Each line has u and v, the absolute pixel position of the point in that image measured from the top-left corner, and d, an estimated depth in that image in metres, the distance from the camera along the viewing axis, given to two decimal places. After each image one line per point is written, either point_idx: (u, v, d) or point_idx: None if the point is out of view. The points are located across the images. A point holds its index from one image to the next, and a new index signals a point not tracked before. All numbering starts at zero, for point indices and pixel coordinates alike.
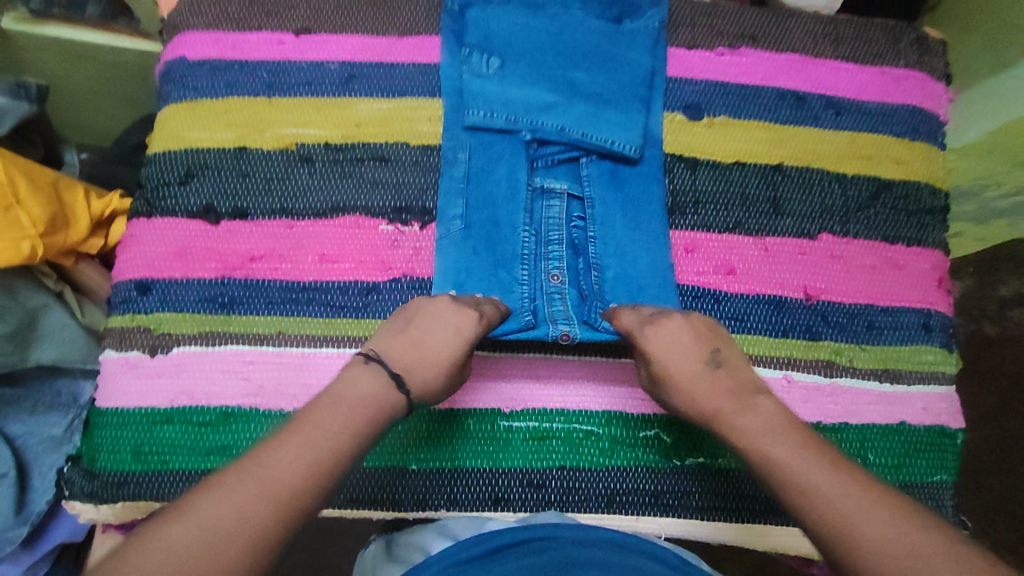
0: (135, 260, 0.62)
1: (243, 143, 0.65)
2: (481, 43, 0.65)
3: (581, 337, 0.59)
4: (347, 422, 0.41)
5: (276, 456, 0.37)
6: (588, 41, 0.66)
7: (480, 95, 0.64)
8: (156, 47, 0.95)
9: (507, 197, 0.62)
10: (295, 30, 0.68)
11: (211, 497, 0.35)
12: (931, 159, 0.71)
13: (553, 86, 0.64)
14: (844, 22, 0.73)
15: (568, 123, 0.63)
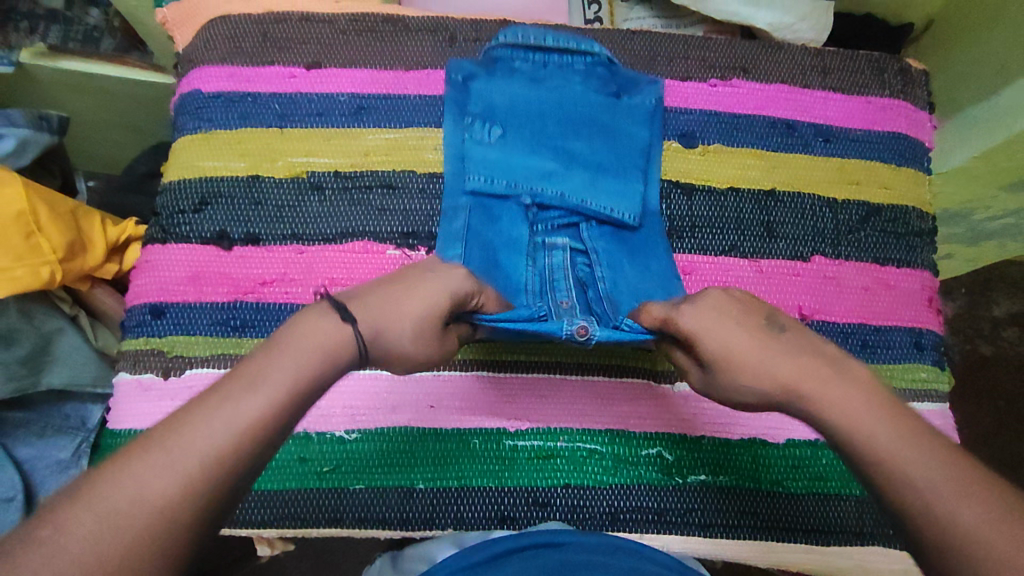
0: (151, 284, 0.63)
1: (255, 172, 0.67)
2: (484, 112, 0.68)
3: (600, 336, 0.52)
4: (273, 383, 0.38)
5: (185, 426, 0.35)
6: (588, 113, 0.69)
7: (481, 161, 0.66)
8: (168, 79, 0.97)
9: (507, 246, 0.64)
10: (306, 64, 0.71)
11: (114, 474, 0.33)
12: (918, 183, 0.73)
13: (554, 155, 0.67)
14: (830, 54, 0.76)
15: (568, 190, 0.66)
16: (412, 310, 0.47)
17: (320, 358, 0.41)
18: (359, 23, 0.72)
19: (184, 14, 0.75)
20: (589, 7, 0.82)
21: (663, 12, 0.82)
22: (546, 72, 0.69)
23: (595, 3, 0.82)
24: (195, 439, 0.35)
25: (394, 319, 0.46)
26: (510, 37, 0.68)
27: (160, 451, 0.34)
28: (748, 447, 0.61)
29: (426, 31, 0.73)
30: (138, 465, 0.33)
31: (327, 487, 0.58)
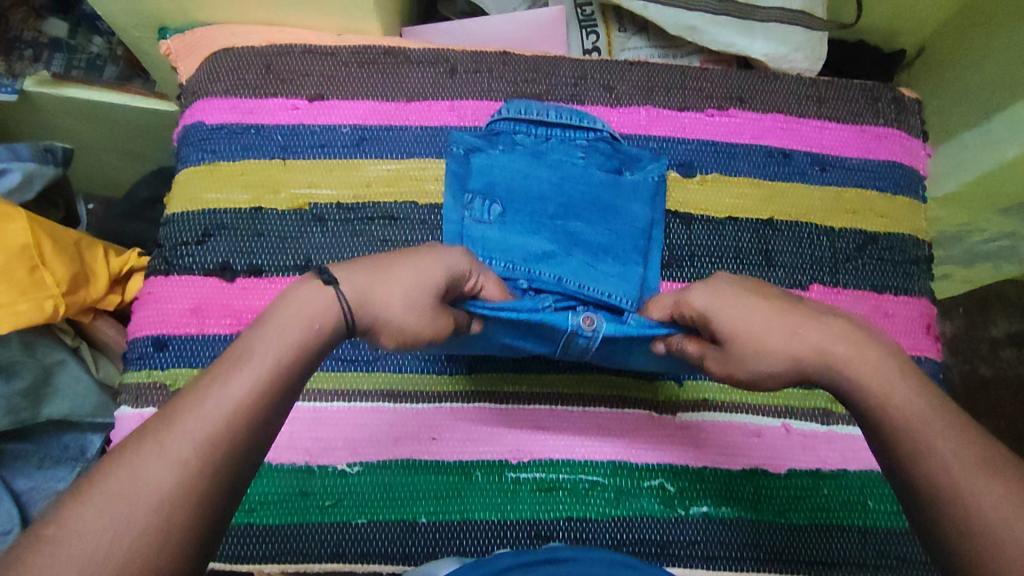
0: (153, 316, 0.64)
1: (258, 204, 0.68)
2: (484, 190, 0.67)
3: (604, 329, 0.54)
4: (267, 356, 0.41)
5: (186, 410, 0.37)
6: (589, 191, 0.69)
7: (481, 240, 0.66)
8: (169, 105, 0.97)
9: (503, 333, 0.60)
10: (308, 96, 0.71)
11: (127, 462, 0.35)
12: (914, 211, 0.74)
13: (554, 237, 0.67)
14: (825, 84, 0.78)
15: (566, 274, 0.64)
16: (407, 282, 0.47)
17: (305, 330, 0.43)
18: (361, 54, 0.73)
19: (189, 47, 0.76)
20: (587, 37, 0.84)
21: (661, 41, 0.83)
22: (547, 146, 0.70)
23: (592, 33, 0.84)
24: (191, 426, 0.37)
25: (387, 295, 0.46)
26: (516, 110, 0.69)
27: (163, 439, 0.36)
28: (749, 477, 0.61)
29: (427, 63, 0.74)
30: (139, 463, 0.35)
31: (328, 522, 0.58)
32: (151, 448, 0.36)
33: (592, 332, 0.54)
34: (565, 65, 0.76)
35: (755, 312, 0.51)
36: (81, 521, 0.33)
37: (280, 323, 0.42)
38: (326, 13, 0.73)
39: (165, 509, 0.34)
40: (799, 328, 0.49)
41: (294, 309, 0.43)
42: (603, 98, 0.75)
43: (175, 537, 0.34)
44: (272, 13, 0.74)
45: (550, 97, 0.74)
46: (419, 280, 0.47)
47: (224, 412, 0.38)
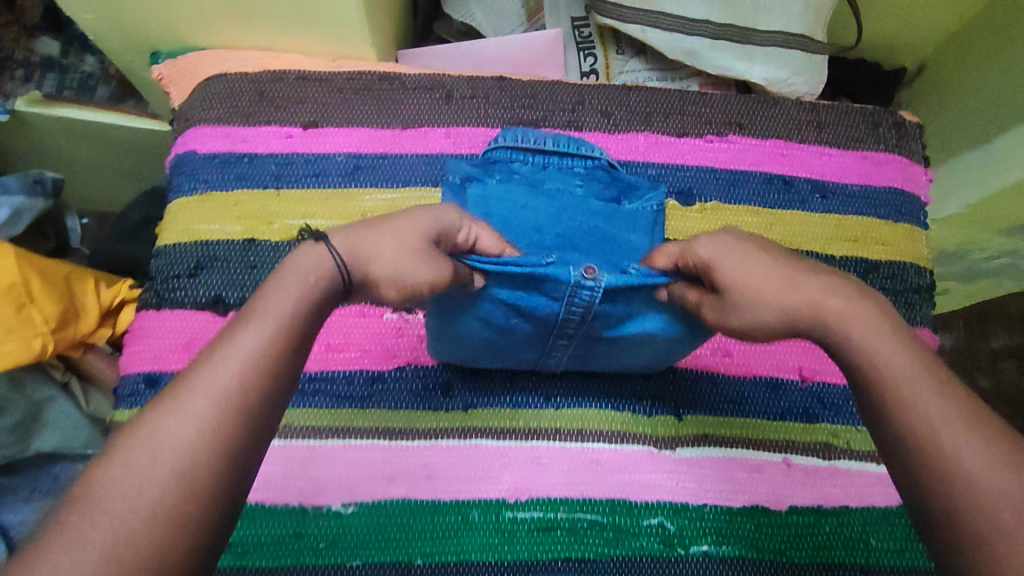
0: (145, 353, 0.63)
1: (252, 235, 0.67)
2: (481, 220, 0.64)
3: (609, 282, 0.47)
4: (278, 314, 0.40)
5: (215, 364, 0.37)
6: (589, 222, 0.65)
7: None
8: (162, 126, 0.96)
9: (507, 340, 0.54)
10: (303, 123, 0.70)
11: (164, 419, 0.35)
12: (915, 239, 0.73)
13: None
14: (825, 108, 0.77)
15: None
16: (396, 234, 0.44)
17: (304, 282, 0.41)
18: (356, 81, 0.72)
19: (182, 72, 0.74)
20: (586, 59, 0.83)
21: (660, 64, 0.82)
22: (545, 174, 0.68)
23: (591, 55, 0.83)
24: (211, 377, 0.36)
25: (375, 248, 0.43)
26: (506, 137, 0.69)
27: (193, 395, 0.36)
28: (750, 514, 0.61)
29: (423, 88, 0.73)
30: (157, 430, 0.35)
31: (323, 563, 0.57)
32: (168, 411, 0.35)
33: (594, 283, 0.47)
34: (563, 89, 0.75)
35: (753, 264, 0.49)
36: (106, 489, 0.33)
37: (285, 281, 0.41)
38: (320, 40, 0.72)
39: (188, 472, 0.34)
40: (795, 281, 0.47)
41: (292, 267, 0.42)
42: (600, 124, 0.74)
43: (199, 501, 0.34)
44: (266, 39, 0.73)
45: (546, 124, 0.74)
46: (408, 231, 0.44)
47: (237, 372, 0.37)
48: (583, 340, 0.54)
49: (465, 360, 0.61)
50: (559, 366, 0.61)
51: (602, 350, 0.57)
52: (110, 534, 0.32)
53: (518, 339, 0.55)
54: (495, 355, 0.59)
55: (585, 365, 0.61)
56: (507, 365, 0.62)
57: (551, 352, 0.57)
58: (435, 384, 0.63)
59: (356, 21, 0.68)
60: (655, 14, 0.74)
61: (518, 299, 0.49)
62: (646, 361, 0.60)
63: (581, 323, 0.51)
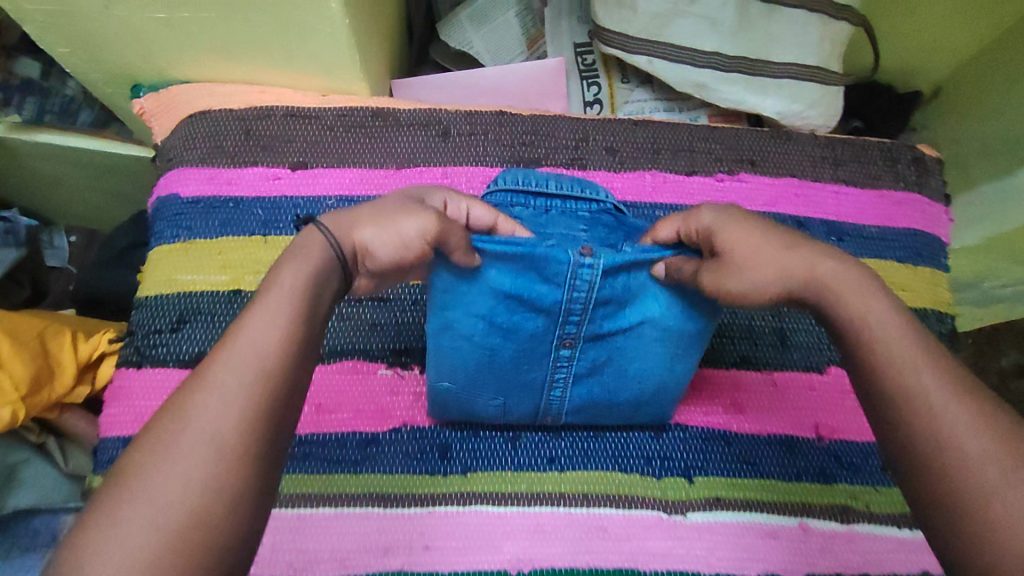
0: (124, 416, 0.59)
1: (237, 285, 0.63)
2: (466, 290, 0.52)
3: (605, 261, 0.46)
4: (293, 289, 0.40)
5: (246, 340, 0.37)
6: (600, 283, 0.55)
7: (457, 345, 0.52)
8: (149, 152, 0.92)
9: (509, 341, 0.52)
10: (291, 164, 0.67)
11: (204, 394, 0.36)
12: (936, 284, 0.71)
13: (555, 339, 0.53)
14: (842, 143, 0.73)
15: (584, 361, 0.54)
16: (380, 209, 0.46)
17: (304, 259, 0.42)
18: (348, 117, 0.68)
19: (164, 105, 0.70)
20: (588, 89, 0.79)
21: (667, 94, 0.78)
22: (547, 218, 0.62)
23: (594, 85, 0.79)
24: (241, 353, 0.37)
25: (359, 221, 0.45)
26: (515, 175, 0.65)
27: (227, 370, 0.36)
28: None
29: (418, 125, 0.69)
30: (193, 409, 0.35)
31: None
32: (198, 390, 0.36)
33: (594, 260, 0.46)
34: (566, 124, 0.72)
35: (751, 229, 0.47)
36: (152, 470, 0.33)
37: (288, 261, 0.42)
38: (309, 75, 0.67)
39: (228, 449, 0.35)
40: (794, 247, 0.46)
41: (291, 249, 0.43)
42: (605, 161, 0.70)
43: (241, 481, 0.34)
44: (251, 74, 0.68)
45: (548, 162, 0.70)
46: (389, 203, 0.46)
47: (260, 348, 0.37)
48: (587, 342, 0.52)
49: (462, 398, 0.58)
50: (562, 399, 0.57)
51: (605, 359, 0.55)
52: (159, 513, 0.32)
53: (521, 348, 0.52)
54: (495, 381, 0.55)
55: (589, 391, 0.57)
56: (506, 404, 0.58)
57: (556, 371, 0.55)
58: (433, 446, 0.61)
59: (347, 57, 0.64)
60: (662, 45, 0.70)
61: (519, 288, 0.48)
62: (652, 380, 0.57)
63: (585, 314, 0.49)
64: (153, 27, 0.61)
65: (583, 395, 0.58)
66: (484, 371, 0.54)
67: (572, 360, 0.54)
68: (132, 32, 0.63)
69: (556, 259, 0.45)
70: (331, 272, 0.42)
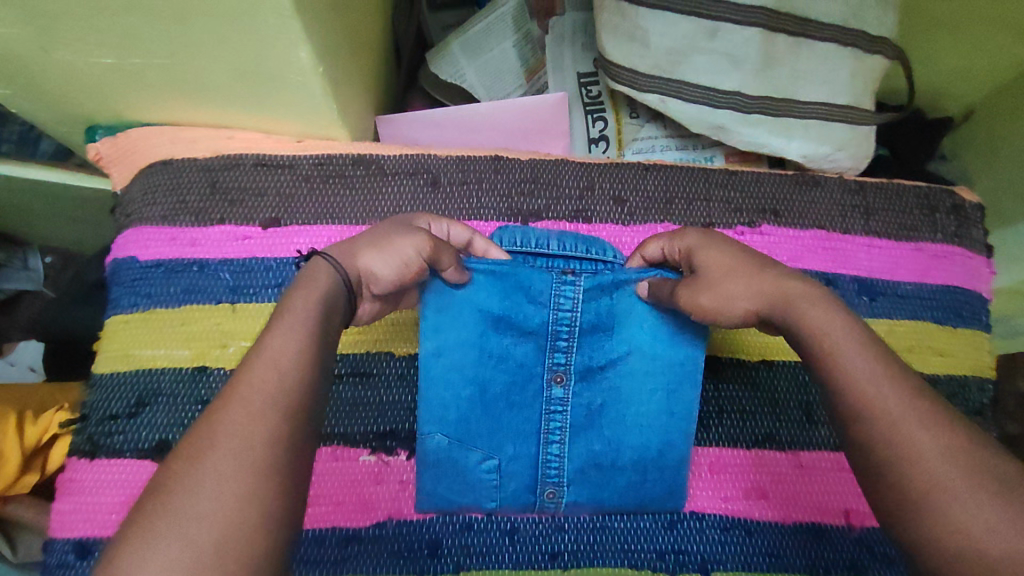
0: (74, 514, 0.54)
1: (203, 362, 0.57)
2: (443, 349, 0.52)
3: (588, 284, 0.51)
4: (304, 319, 0.41)
5: (266, 363, 0.38)
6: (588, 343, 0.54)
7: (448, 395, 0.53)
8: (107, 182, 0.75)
9: (502, 374, 0.54)
10: (262, 221, 0.60)
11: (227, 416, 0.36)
12: (978, 348, 0.65)
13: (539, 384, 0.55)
14: (874, 189, 0.66)
15: (575, 402, 0.55)
16: (375, 236, 0.49)
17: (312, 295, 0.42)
18: (325, 166, 0.61)
19: (123, 150, 0.62)
20: (593, 124, 0.73)
21: (679, 131, 0.71)
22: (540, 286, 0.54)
23: (600, 119, 0.73)
24: (263, 372, 0.38)
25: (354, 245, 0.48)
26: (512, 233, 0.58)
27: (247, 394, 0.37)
28: None
29: (404, 174, 0.62)
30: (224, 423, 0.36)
31: None
32: (222, 409, 0.37)
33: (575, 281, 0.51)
34: (568, 170, 0.64)
35: (725, 248, 0.50)
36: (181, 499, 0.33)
37: (301, 287, 0.43)
38: (280, 120, 0.60)
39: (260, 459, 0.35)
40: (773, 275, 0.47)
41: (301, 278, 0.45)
42: (611, 212, 0.63)
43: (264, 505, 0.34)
44: (217, 117, 0.60)
45: (548, 215, 0.62)
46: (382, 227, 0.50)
47: (278, 367, 0.38)
48: (577, 380, 0.54)
49: (458, 463, 0.55)
50: (561, 457, 0.56)
51: (602, 403, 0.55)
52: (192, 530, 0.32)
53: (514, 383, 0.54)
54: (486, 429, 0.54)
55: (588, 443, 0.56)
56: (502, 468, 0.55)
57: (551, 418, 0.55)
58: (421, 543, 0.57)
59: (325, 105, 0.56)
60: (677, 84, 0.63)
61: (508, 308, 0.52)
62: (653, 434, 0.56)
63: (571, 335, 0.53)
64: (101, 72, 0.53)
65: (585, 453, 0.56)
66: (477, 416, 0.54)
67: (566, 404, 0.54)
68: (75, 76, 0.54)
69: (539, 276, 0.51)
70: (336, 299, 0.44)
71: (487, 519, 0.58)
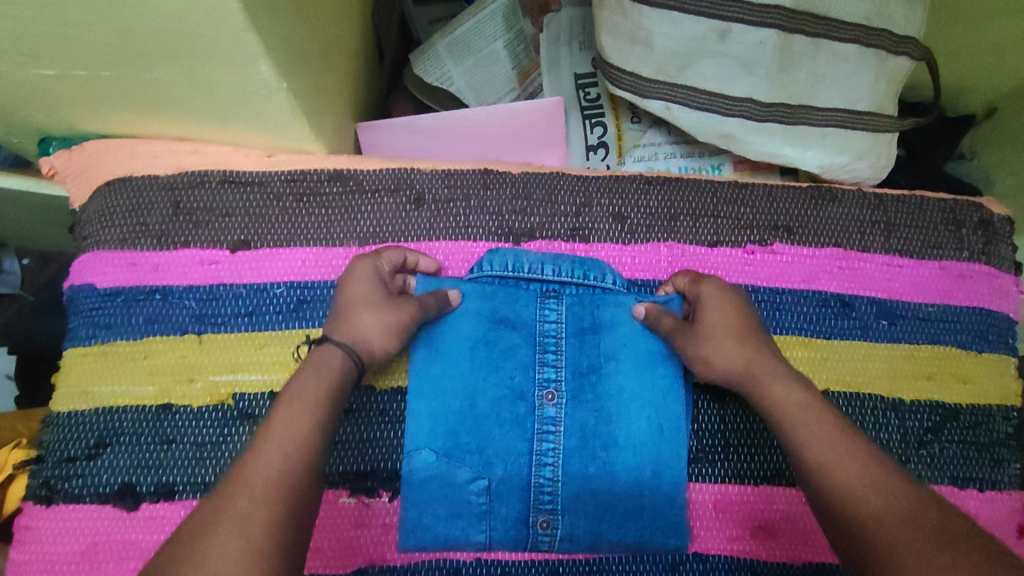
0: (30, 564, 0.50)
1: (166, 399, 0.53)
2: (433, 365, 0.53)
3: (569, 299, 0.55)
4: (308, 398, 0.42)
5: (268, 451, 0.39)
6: (578, 358, 0.54)
7: (438, 408, 0.52)
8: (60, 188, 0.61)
9: (491, 390, 0.53)
10: (231, 244, 0.55)
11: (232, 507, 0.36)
12: (1004, 373, 0.60)
13: (530, 401, 0.53)
14: (895, 203, 0.61)
15: (567, 420, 0.53)
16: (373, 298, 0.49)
17: (317, 380, 0.44)
18: (299, 183, 0.56)
19: (79, 165, 0.56)
20: (592, 130, 0.68)
21: (684, 137, 0.67)
22: (524, 299, 0.55)
23: (598, 125, 0.68)
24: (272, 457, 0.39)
25: (348, 311, 0.48)
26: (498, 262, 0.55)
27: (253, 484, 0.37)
28: None
29: (384, 191, 0.57)
30: (247, 486, 0.37)
31: None
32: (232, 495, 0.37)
33: (558, 300, 0.55)
34: (563, 185, 0.59)
35: (730, 299, 0.51)
36: None
37: (309, 373, 0.44)
38: (248, 133, 0.55)
39: (279, 527, 0.37)
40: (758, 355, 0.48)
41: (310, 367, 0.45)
42: (612, 231, 0.58)
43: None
44: (180, 130, 0.55)
45: (541, 235, 0.58)
46: (362, 279, 0.49)
47: (285, 452, 0.39)
48: (569, 397, 0.53)
49: (445, 484, 0.51)
50: (554, 480, 0.52)
51: (595, 424, 0.53)
52: None
53: (502, 400, 0.53)
54: (474, 444, 0.52)
55: (584, 460, 0.52)
56: (492, 489, 0.51)
57: (543, 438, 0.52)
58: None
59: (295, 119, 0.51)
60: (683, 90, 0.59)
61: (497, 321, 0.54)
62: (645, 452, 0.52)
63: (559, 348, 0.54)
64: (42, 84, 0.47)
65: (584, 469, 0.52)
66: (466, 431, 0.52)
67: (558, 423, 0.52)
68: (17, 89, 0.49)
69: (524, 292, 0.55)
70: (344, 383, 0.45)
71: (476, 563, 0.52)
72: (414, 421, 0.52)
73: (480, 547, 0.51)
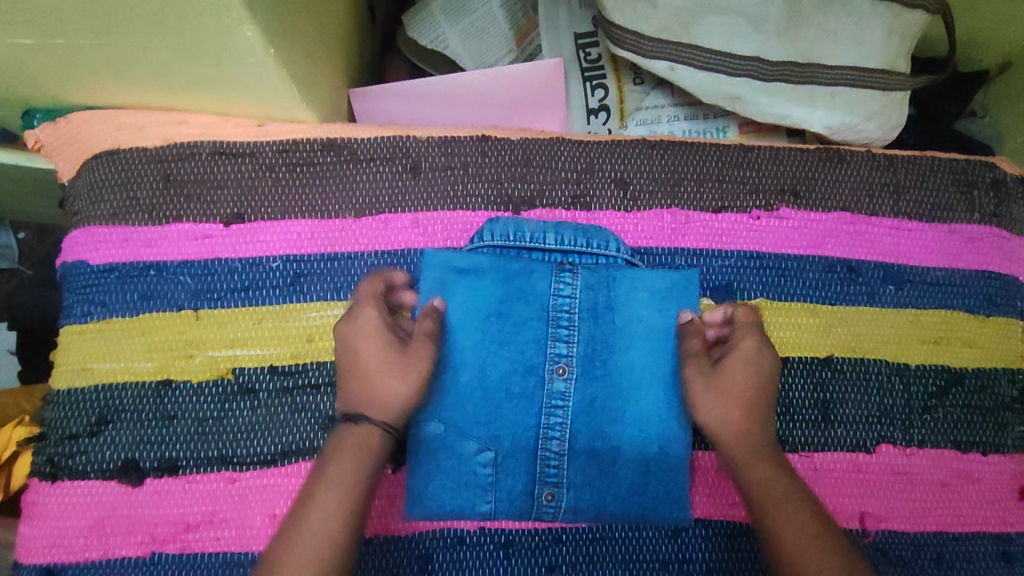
0: (39, 539, 0.50)
1: (165, 376, 0.53)
2: (459, 340, 0.52)
3: (585, 278, 0.54)
4: None
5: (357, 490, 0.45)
6: (596, 336, 0.53)
7: (449, 395, 0.51)
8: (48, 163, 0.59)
9: (511, 370, 0.52)
10: (224, 217, 0.54)
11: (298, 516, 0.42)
12: (1011, 337, 0.59)
13: (540, 378, 0.52)
14: (905, 165, 0.59)
15: (577, 398, 0.52)
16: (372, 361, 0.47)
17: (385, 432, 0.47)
18: (291, 153, 0.55)
19: (65, 138, 0.55)
20: (592, 93, 0.66)
21: (688, 99, 0.65)
22: (523, 271, 0.53)
23: (600, 87, 0.66)
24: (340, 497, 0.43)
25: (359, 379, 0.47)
26: (432, 262, 0.53)
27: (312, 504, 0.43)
28: None
29: (379, 159, 0.56)
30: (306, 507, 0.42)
31: None
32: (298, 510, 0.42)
33: (571, 282, 0.53)
34: (563, 150, 0.57)
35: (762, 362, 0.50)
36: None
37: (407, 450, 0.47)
38: (241, 101, 0.53)
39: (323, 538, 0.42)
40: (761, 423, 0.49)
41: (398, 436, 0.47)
42: (614, 199, 0.57)
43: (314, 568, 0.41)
44: (168, 100, 0.53)
45: (541, 203, 0.56)
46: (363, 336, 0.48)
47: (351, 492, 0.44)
48: (580, 373, 0.52)
49: (447, 453, 0.51)
50: (560, 455, 0.52)
51: (600, 401, 0.52)
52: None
53: (512, 376, 0.52)
54: (482, 414, 0.52)
55: (590, 431, 0.52)
56: (498, 461, 0.51)
57: (552, 412, 0.52)
58: (409, 559, 0.51)
59: (287, 87, 0.49)
60: (688, 48, 0.56)
61: (515, 299, 0.53)
62: (654, 427, 0.52)
63: (572, 324, 0.53)
64: (17, 53, 0.45)
65: (587, 437, 0.52)
66: (475, 403, 0.52)
67: (567, 399, 0.52)
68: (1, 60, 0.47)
69: (539, 268, 0.54)
70: None
71: (481, 531, 0.52)
72: (436, 390, 0.51)
73: (485, 518, 0.51)
